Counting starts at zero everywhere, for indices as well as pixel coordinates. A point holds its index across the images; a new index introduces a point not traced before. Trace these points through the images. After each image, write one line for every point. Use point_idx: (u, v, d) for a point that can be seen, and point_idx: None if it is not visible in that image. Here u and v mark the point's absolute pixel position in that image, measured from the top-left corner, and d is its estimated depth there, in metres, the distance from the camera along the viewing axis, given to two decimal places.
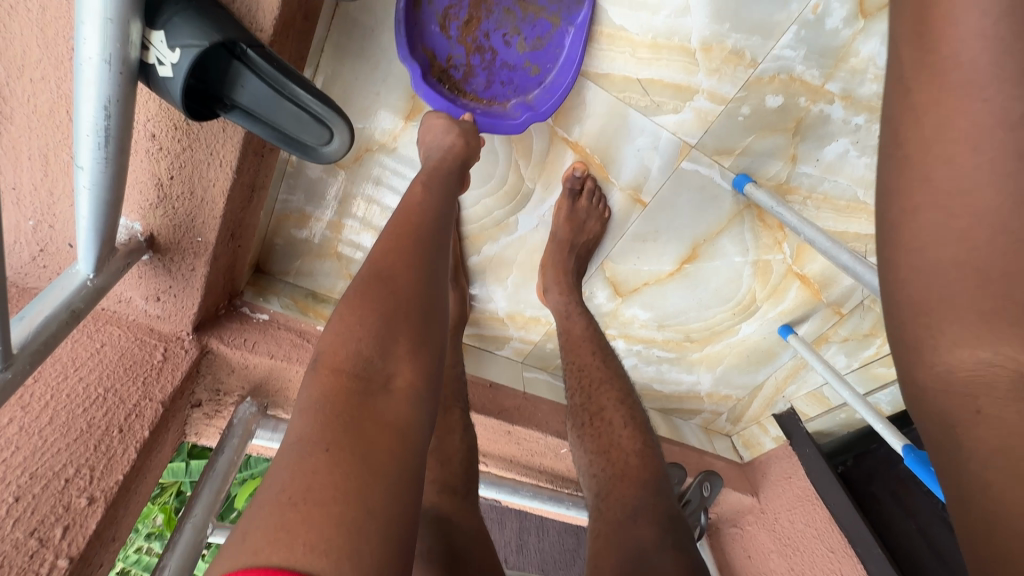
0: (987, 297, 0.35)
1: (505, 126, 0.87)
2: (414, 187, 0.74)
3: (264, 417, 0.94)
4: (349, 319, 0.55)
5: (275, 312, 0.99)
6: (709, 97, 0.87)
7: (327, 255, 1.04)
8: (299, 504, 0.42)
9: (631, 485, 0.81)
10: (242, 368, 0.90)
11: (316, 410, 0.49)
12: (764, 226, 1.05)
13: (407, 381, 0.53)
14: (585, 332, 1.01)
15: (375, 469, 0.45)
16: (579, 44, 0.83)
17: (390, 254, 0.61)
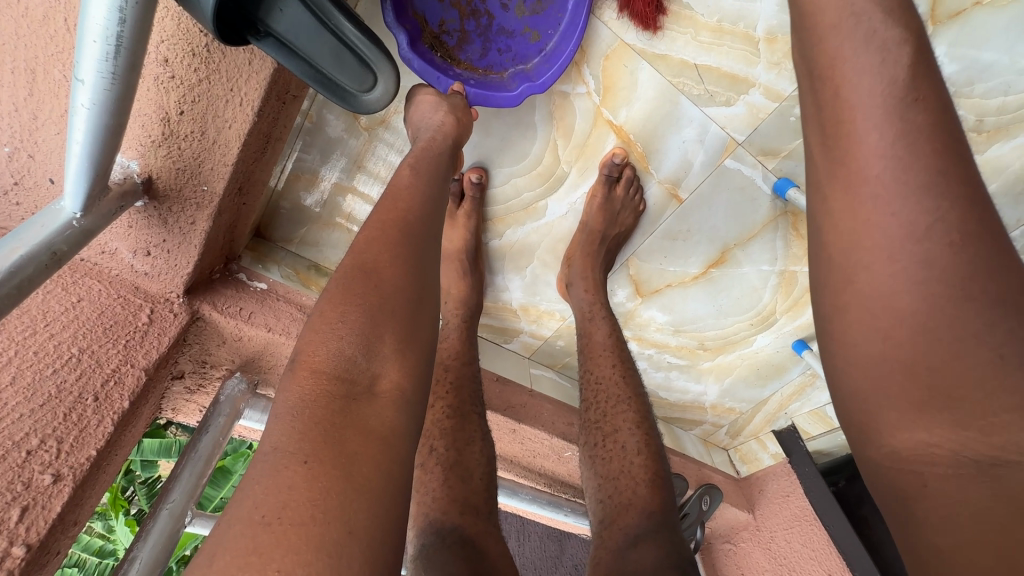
0: (916, 386, 0.40)
1: (498, 99, 0.82)
2: (402, 169, 0.67)
3: (253, 396, 0.85)
4: (329, 314, 0.48)
5: (275, 282, 0.90)
6: (765, 92, 0.83)
7: (335, 224, 0.96)
8: (274, 524, 0.36)
9: (636, 514, 0.73)
10: (234, 341, 0.81)
11: (291, 416, 0.42)
12: (797, 236, 1.01)
13: (393, 382, 0.46)
14: (606, 340, 0.94)
15: (358, 484, 0.39)
16: (581, 9, 0.76)
17: (375, 245, 0.53)
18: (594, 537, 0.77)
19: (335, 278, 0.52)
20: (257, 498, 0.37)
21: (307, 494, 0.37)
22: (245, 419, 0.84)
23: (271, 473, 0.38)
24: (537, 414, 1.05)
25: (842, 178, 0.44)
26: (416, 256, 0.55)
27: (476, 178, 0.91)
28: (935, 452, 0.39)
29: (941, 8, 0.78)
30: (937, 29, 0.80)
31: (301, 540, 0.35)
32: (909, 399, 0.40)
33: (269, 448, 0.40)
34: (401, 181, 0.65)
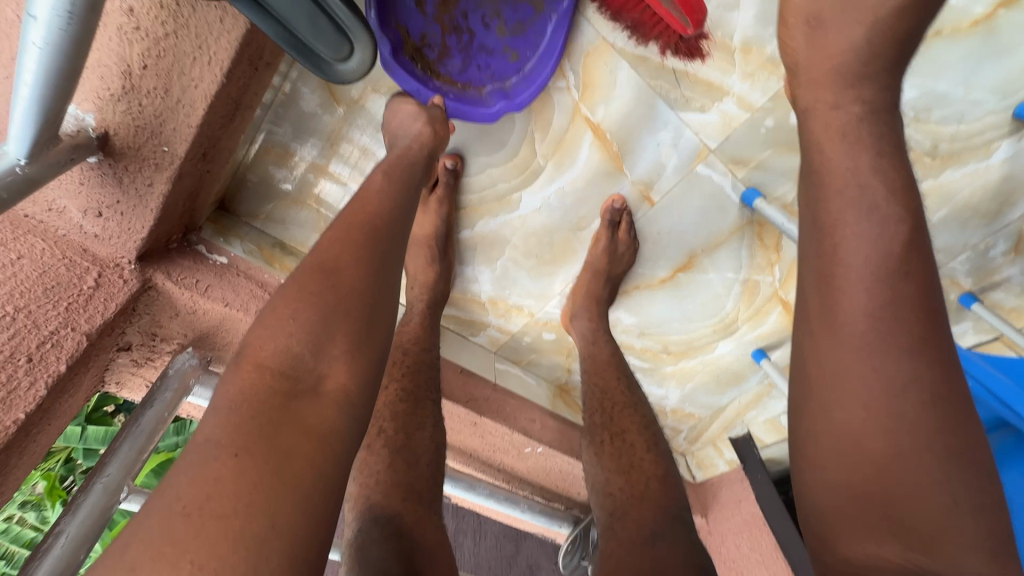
0: (870, 510, 0.49)
1: (478, 114, 0.85)
2: (374, 175, 0.71)
3: (205, 372, 0.82)
4: (282, 309, 0.54)
5: (236, 257, 0.87)
6: (737, 102, 0.85)
7: (304, 203, 0.93)
8: (193, 514, 0.41)
9: (649, 507, 0.77)
10: (188, 314, 0.78)
11: (229, 410, 0.47)
12: (762, 245, 1.04)
13: (338, 384, 0.51)
14: (611, 358, 0.99)
15: (287, 481, 0.44)
16: (561, 32, 0.80)
17: (337, 245, 0.59)
18: (603, 535, 0.78)
19: (294, 274, 0.57)
20: (180, 489, 0.42)
21: (233, 488, 0.42)
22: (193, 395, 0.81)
23: (203, 465, 0.43)
24: (497, 405, 1.04)
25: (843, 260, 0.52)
26: (379, 258, 0.60)
27: (451, 164, 0.91)
28: (878, 562, 0.47)
29: None
30: None
31: (221, 534, 0.40)
32: (864, 520, 0.49)
33: (202, 439, 0.45)
34: (374, 184, 0.69)
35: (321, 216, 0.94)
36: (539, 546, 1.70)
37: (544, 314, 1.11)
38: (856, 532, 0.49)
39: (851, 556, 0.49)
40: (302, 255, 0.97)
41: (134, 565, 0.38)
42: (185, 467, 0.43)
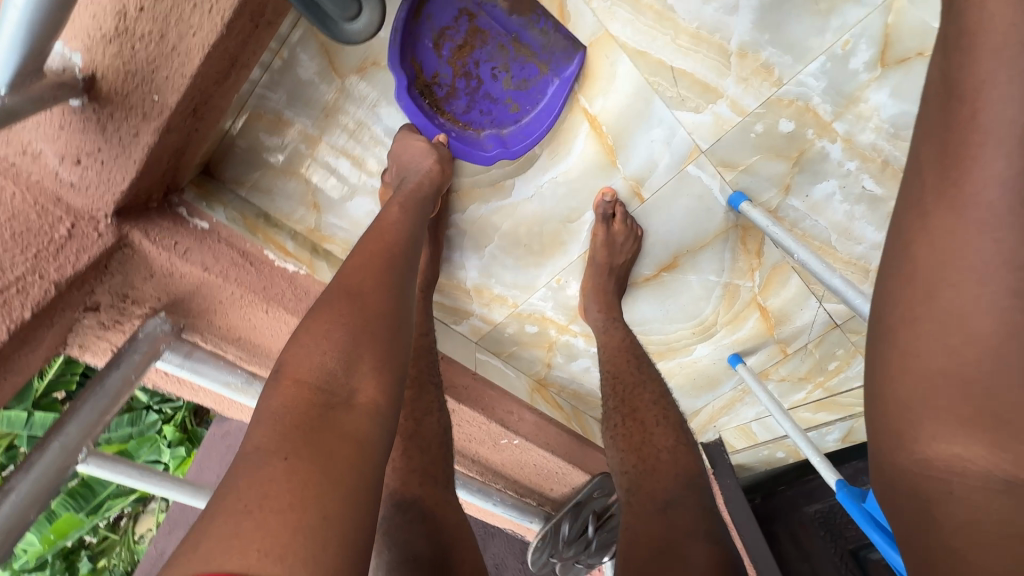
0: (968, 406, 0.41)
1: (476, 156, 0.91)
2: (392, 207, 0.79)
3: (177, 340, 0.78)
4: (315, 330, 0.59)
5: (218, 223, 0.84)
6: (731, 105, 0.88)
7: (294, 173, 0.91)
8: (255, 511, 0.44)
9: (663, 478, 0.79)
10: (164, 277, 0.75)
11: (275, 420, 0.52)
12: (744, 249, 1.07)
13: (368, 398, 0.56)
14: (623, 343, 1.00)
15: (333, 478, 0.48)
16: (562, 95, 0.85)
17: (360, 272, 0.65)
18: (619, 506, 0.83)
19: (321, 299, 0.63)
20: (241, 491, 0.46)
21: (287, 484, 0.46)
22: (163, 362, 0.77)
23: (257, 466, 0.48)
24: (476, 392, 1.03)
25: (937, 201, 0.43)
26: (397, 286, 0.66)
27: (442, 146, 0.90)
28: (968, 465, 0.41)
29: (891, 52, 0.84)
30: (885, 71, 0.85)
31: (279, 526, 0.43)
32: (955, 413, 0.42)
33: (253, 447, 0.50)
34: (390, 217, 0.78)
35: (309, 184, 0.92)
36: (506, 545, 1.65)
37: (527, 306, 1.11)
38: (947, 428, 0.42)
39: (932, 455, 0.43)
40: (286, 229, 0.94)
41: (208, 559, 0.41)
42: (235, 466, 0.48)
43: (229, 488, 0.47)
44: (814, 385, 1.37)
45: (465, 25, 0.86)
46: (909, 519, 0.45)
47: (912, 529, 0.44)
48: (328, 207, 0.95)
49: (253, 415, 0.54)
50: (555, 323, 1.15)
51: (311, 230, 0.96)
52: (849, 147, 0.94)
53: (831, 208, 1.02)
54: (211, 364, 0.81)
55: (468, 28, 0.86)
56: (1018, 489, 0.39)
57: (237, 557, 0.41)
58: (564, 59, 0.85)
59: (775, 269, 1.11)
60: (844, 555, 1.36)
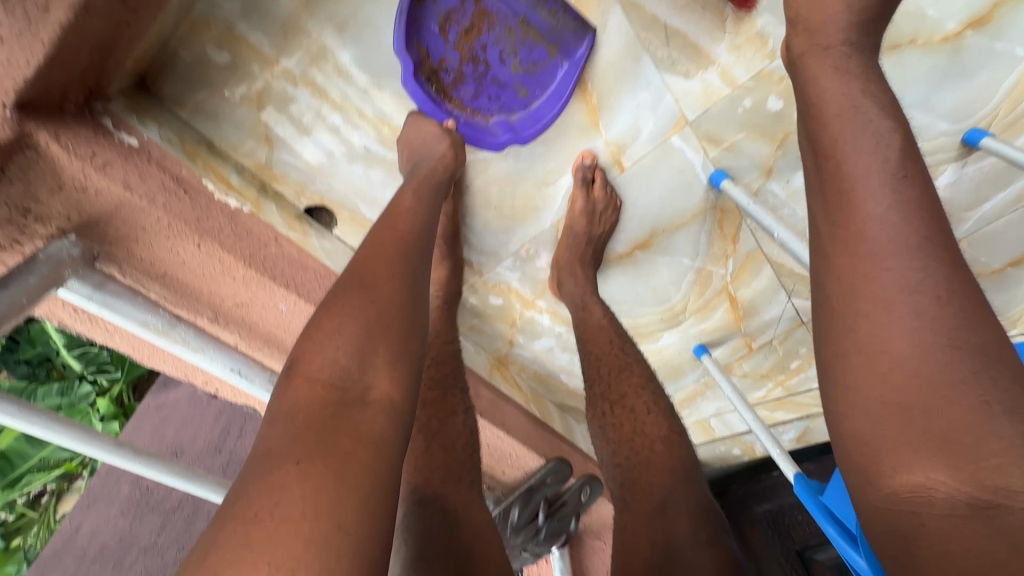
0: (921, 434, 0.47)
1: (485, 142, 0.88)
2: (405, 194, 0.77)
3: (86, 267, 0.67)
4: (329, 323, 0.59)
5: (149, 140, 0.73)
6: (721, 74, 0.84)
7: (244, 98, 0.81)
8: (265, 520, 0.45)
9: (659, 473, 0.80)
10: (77, 192, 0.65)
11: (286, 421, 0.53)
12: (720, 234, 1.04)
13: (383, 393, 0.57)
14: (603, 321, 0.95)
15: (349, 483, 0.49)
16: (571, 79, 0.83)
17: (374, 261, 0.65)
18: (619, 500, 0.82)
19: (333, 291, 0.63)
20: (254, 498, 0.46)
21: (300, 492, 0.47)
22: (66, 291, 0.65)
23: (268, 472, 0.48)
24: None
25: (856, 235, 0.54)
26: (410, 277, 0.66)
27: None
28: (931, 493, 0.45)
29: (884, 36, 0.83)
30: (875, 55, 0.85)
31: (294, 539, 0.44)
32: (906, 442, 0.47)
33: (265, 449, 0.51)
34: (403, 204, 0.76)
35: (263, 113, 0.83)
36: None
37: (493, 275, 1.05)
38: (904, 457, 0.47)
39: (898, 490, 0.47)
40: (232, 161, 0.84)
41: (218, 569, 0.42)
42: (248, 473, 0.49)
43: (243, 495, 0.47)
44: (774, 383, 1.36)
45: (471, 8, 0.80)
46: (894, 558, 0.48)
47: (896, 557, 0.47)
48: (281, 142, 0.86)
49: (267, 412, 0.55)
50: (520, 296, 1.09)
51: (261, 166, 0.87)
52: None
53: None
54: (127, 299, 0.70)
55: (475, 11, 0.81)
56: (981, 512, 0.43)
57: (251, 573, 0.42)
58: (574, 41, 0.83)
59: (748, 258, 1.08)
60: (789, 556, 1.35)
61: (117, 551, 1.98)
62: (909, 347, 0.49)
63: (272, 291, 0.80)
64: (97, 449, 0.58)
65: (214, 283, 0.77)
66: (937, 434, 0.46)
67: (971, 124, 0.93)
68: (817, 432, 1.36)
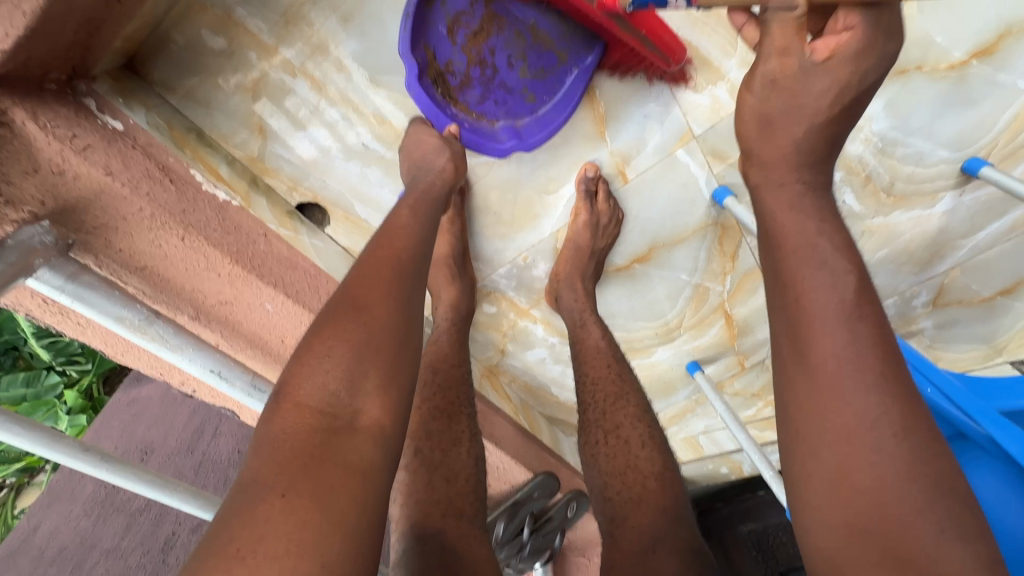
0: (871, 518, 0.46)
1: (489, 149, 0.82)
2: (401, 212, 0.72)
3: (61, 257, 0.63)
4: (318, 346, 0.57)
5: (135, 125, 0.70)
6: (731, 90, 0.82)
7: (239, 87, 0.77)
8: (248, 557, 0.45)
9: (649, 511, 0.72)
10: (54, 175, 0.61)
11: (272, 448, 0.52)
12: (719, 250, 1.03)
13: (373, 419, 0.56)
14: (600, 343, 0.92)
15: (334, 518, 0.48)
16: (581, 85, 0.81)
17: (366, 279, 0.61)
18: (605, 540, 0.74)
19: (327, 307, 0.60)
20: (236, 530, 0.46)
21: (284, 528, 0.46)
22: (35, 282, 0.60)
23: (252, 504, 0.48)
24: None
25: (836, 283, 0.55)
26: (406, 294, 0.63)
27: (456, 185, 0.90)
28: None
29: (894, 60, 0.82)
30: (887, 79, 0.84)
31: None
32: (865, 544, 0.46)
33: (249, 478, 0.50)
34: (400, 221, 0.70)
35: (257, 103, 0.79)
36: None
37: (488, 283, 1.02)
38: (853, 560, 0.46)
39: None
40: (222, 151, 0.81)
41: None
42: (231, 505, 0.48)
43: (224, 526, 0.47)
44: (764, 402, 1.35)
45: (480, 9, 0.75)
46: None
47: None
48: (275, 134, 0.82)
49: (254, 439, 0.54)
50: (516, 305, 1.07)
51: (253, 159, 0.83)
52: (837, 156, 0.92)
53: None
54: (99, 292, 0.65)
55: (484, 12, 0.75)
56: None
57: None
58: (584, 47, 0.80)
59: (746, 276, 1.07)
60: None
61: (78, 552, 1.91)
62: (869, 411, 0.49)
63: (259, 290, 0.76)
64: (58, 453, 0.53)
65: (197, 279, 0.73)
66: (882, 531, 0.45)
67: (970, 154, 0.94)
68: None
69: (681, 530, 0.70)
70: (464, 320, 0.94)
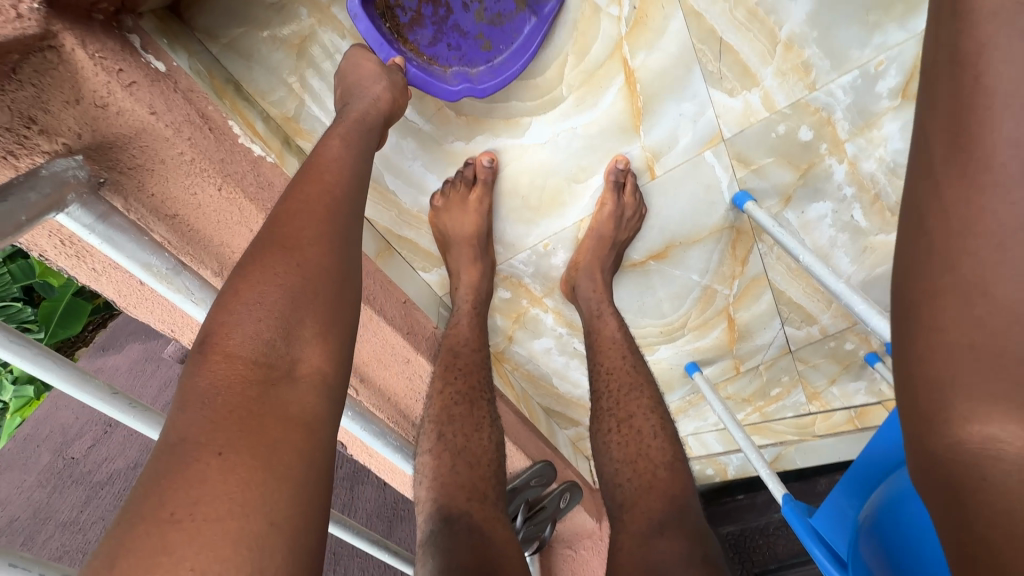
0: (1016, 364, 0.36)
1: (437, 89, 0.81)
2: (331, 139, 0.67)
3: (92, 195, 0.58)
4: (246, 293, 0.52)
5: (177, 67, 0.67)
6: (763, 97, 0.86)
7: (286, 43, 0.78)
8: (185, 521, 0.39)
9: (659, 497, 0.72)
10: (96, 108, 0.58)
11: (202, 404, 0.45)
12: (732, 254, 1.06)
13: (314, 367, 0.52)
14: (616, 334, 0.93)
15: (279, 473, 0.44)
16: (539, 34, 0.78)
17: (296, 219, 0.57)
18: (612, 525, 0.74)
19: (252, 248, 0.55)
20: (166, 493, 0.40)
21: (223, 487, 0.42)
22: (63, 217, 0.56)
23: (182, 464, 0.42)
24: (435, 343, 0.93)
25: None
26: (340, 236, 0.59)
27: (488, 162, 0.89)
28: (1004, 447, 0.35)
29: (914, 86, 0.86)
30: (904, 103, 0.88)
31: (218, 538, 0.40)
32: (991, 389, 0.36)
33: (176, 438, 0.44)
34: (330, 152, 0.66)
35: (303, 59, 0.80)
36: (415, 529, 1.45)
37: (506, 267, 1.03)
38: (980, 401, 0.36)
39: (965, 441, 0.37)
40: (257, 106, 0.80)
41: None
42: (158, 465, 0.42)
43: (151, 490, 0.41)
44: (753, 408, 1.40)
45: None
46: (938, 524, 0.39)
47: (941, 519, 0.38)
48: (315, 94, 0.82)
49: (175, 398, 0.46)
50: (530, 292, 1.08)
51: (288, 118, 0.83)
52: (852, 171, 0.96)
53: (820, 229, 1.04)
54: (129, 235, 0.60)
55: None
56: None
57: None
58: None
59: (753, 282, 1.11)
60: None
61: (29, 525, 1.79)
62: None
63: None
64: (88, 395, 0.51)
65: (227, 233, 0.72)
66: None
67: None
68: (786, 459, 1.42)
69: (692, 514, 0.70)
70: (485, 303, 0.94)
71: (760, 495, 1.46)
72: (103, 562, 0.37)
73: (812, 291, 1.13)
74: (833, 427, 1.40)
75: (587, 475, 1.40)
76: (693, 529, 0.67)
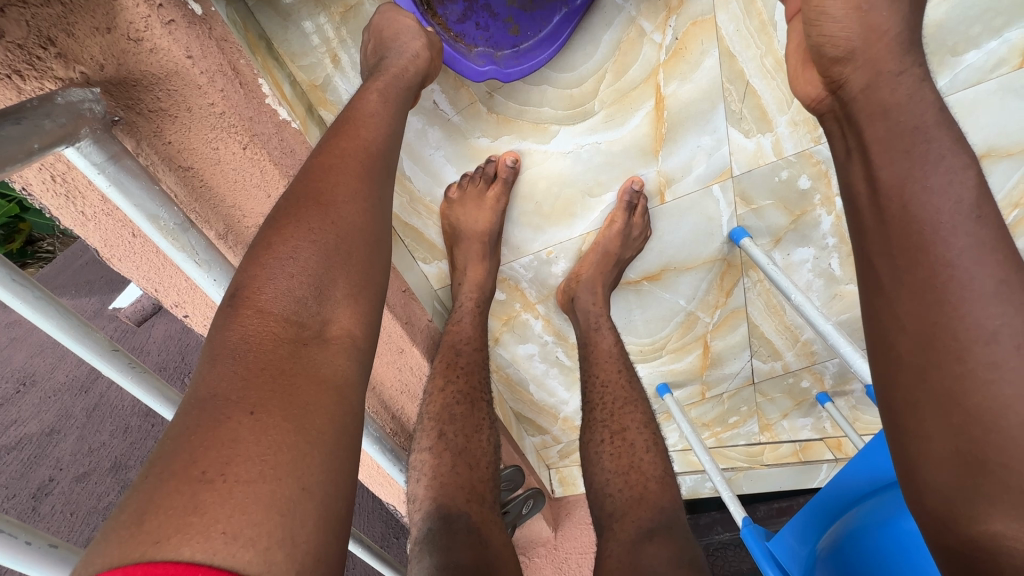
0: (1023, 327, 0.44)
1: (464, 67, 0.77)
2: (369, 97, 0.64)
3: (106, 132, 0.50)
4: (278, 247, 0.47)
5: (213, 12, 0.63)
6: (773, 141, 0.91)
7: (326, 7, 0.77)
8: (218, 482, 0.33)
9: (648, 508, 0.74)
10: (127, 41, 0.53)
11: (233, 359, 0.40)
12: (719, 284, 1.11)
13: (344, 329, 0.46)
14: (612, 348, 0.96)
15: (311, 437, 0.38)
16: (569, 25, 0.76)
17: (332, 175, 0.52)
18: (601, 534, 0.76)
19: (283, 204, 0.50)
20: (196, 451, 0.34)
21: (256, 449, 0.36)
22: (68, 151, 0.48)
23: (213, 421, 0.36)
24: (430, 337, 0.91)
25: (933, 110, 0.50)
26: (376, 197, 0.54)
27: (512, 162, 0.89)
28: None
29: None
30: None
31: (251, 499, 0.34)
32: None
33: (205, 394, 0.38)
34: (367, 108, 0.63)
35: (342, 31, 0.79)
36: (365, 523, 1.39)
37: (507, 269, 1.03)
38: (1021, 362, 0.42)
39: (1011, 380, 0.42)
40: (286, 69, 0.77)
41: (161, 537, 0.30)
42: (188, 419, 0.36)
43: (182, 446, 0.35)
44: (711, 433, 1.47)
45: None
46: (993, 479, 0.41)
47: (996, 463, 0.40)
48: (349, 65, 0.81)
49: (202, 353, 0.41)
50: (524, 297, 1.08)
51: (314, 86, 0.81)
52: (837, 223, 1.03)
53: (800, 271, 1.11)
54: (143, 181, 0.53)
55: None
56: None
57: (198, 545, 0.31)
58: None
59: (732, 313, 1.17)
60: None
61: None
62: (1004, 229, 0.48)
63: None
64: (84, 349, 0.46)
65: (242, 195, 0.69)
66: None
67: None
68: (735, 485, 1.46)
69: (678, 524, 0.72)
70: (487, 302, 0.95)
71: (702, 517, 1.53)
72: (130, 518, 0.31)
73: (783, 328, 1.21)
74: (780, 458, 1.49)
75: (546, 483, 1.42)
76: (681, 537, 0.70)
